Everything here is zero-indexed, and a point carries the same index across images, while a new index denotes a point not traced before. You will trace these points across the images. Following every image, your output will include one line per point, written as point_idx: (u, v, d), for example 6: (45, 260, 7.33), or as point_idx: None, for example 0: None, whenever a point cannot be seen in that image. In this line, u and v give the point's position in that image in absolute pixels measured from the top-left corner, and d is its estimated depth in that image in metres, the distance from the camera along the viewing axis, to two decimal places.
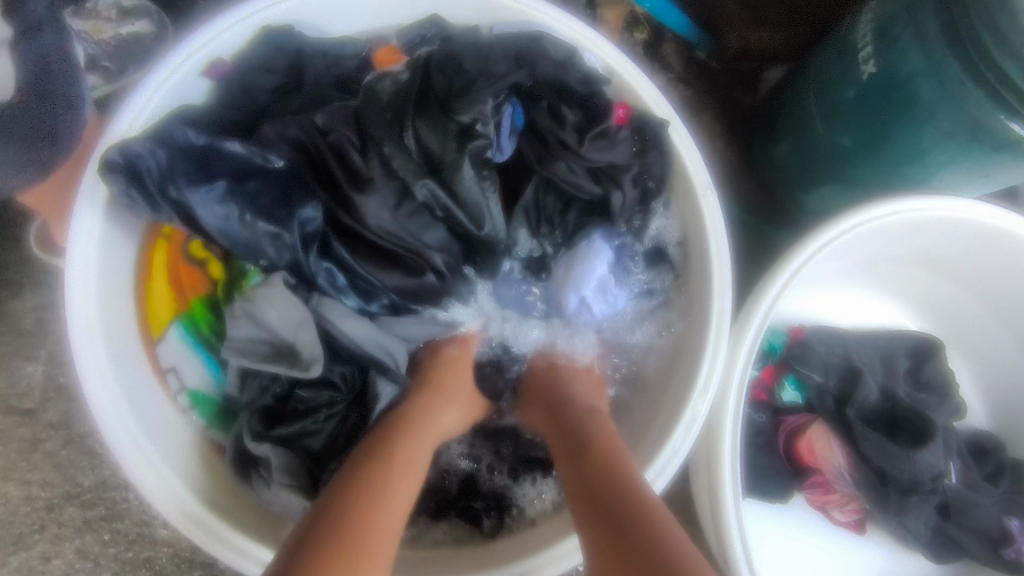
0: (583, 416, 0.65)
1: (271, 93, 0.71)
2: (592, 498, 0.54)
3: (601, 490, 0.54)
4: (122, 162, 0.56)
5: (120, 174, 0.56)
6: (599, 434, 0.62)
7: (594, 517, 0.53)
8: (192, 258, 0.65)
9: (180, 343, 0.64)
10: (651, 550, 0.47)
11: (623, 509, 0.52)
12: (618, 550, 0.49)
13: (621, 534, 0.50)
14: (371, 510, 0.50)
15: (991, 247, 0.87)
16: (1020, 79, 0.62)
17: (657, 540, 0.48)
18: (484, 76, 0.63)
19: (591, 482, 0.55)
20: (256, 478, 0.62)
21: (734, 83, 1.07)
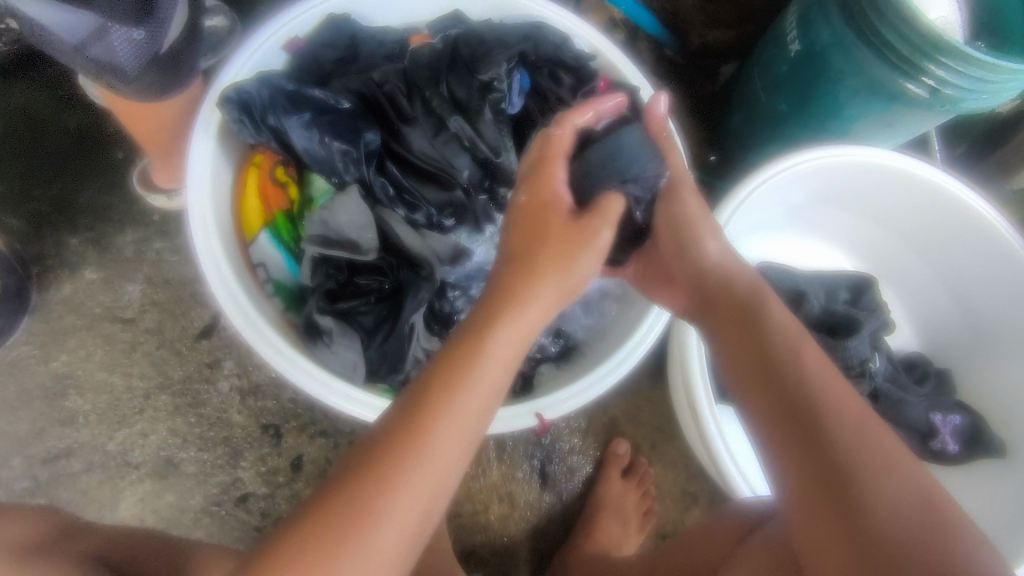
0: (713, 282, 0.71)
1: (334, 63, 0.91)
2: (767, 368, 0.60)
3: (778, 360, 0.60)
4: (235, 97, 0.75)
5: (233, 106, 0.75)
6: (785, 320, 0.64)
7: (762, 378, 0.60)
8: (277, 181, 0.84)
9: (268, 243, 0.82)
10: (837, 426, 0.54)
11: (812, 386, 0.57)
12: (797, 410, 0.56)
13: (807, 403, 0.56)
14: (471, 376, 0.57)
15: (903, 189, 1.08)
16: (897, 42, 0.84)
17: (844, 416, 0.54)
18: (499, 47, 0.85)
19: (764, 353, 0.61)
20: (319, 342, 0.76)
21: (698, 74, 1.30)
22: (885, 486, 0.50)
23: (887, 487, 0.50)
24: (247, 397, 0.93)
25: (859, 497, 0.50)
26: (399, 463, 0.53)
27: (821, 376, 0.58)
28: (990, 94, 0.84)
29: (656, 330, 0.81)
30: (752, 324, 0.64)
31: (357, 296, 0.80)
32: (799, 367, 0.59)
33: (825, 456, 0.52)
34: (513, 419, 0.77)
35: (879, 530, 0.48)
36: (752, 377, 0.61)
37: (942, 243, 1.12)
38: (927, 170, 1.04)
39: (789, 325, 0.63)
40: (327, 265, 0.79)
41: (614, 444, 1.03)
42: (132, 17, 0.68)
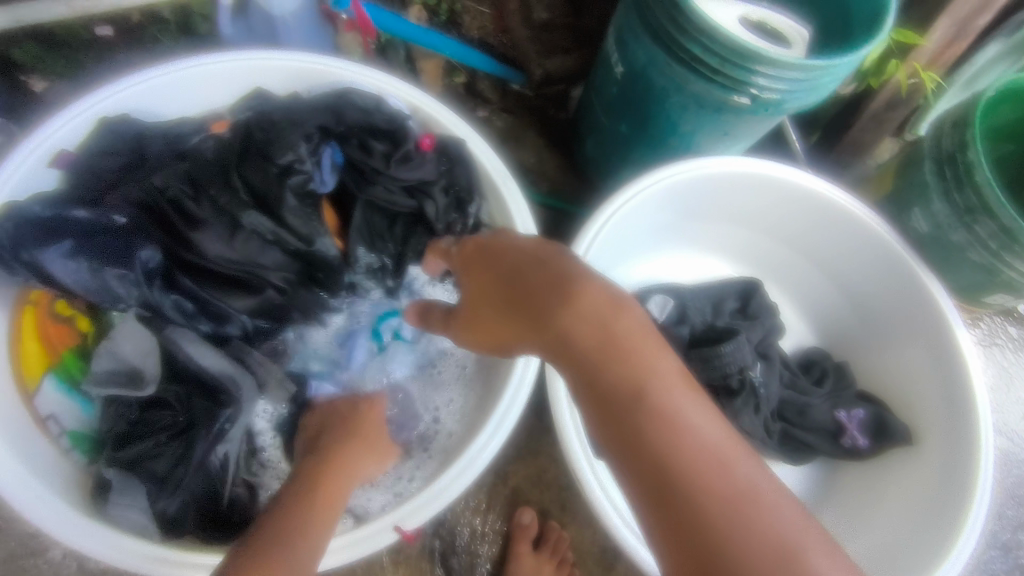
0: (529, 253, 0.54)
1: (117, 172, 0.80)
2: (614, 401, 0.46)
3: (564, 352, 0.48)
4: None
5: None
6: (597, 301, 0.48)
7: (608, 412, 0.46)
8: (60, 316, 0.73)
9: (54, 390, 0.72)
10: (688, 489, 0.42)
11: (618, 383, 0.46)
12: (645, 452, 0.44)
13: (652, 442, 0.44)
14: (278, 544, 0.56)
15: (760, 190, 1.06)
16: (705, 55, 0.81)
17: (676, 444, 0.44)
18: (292, 125, 0.78)
19: (610, 400, 0.46)
20: (110, 499, 0.67)
21: (549, 104, 1.26)
22: (747, 542, 0.41)
23: (751, 540, 0.41)
24: (85, 562, 0.81)
25: (724, 565, 0.40)
26: None
27: (662, 403, 0.45)
28: (808, 91, 0.83)
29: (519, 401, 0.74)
30: (591, 337, 0.47)
31: (148, 437, 0.70)
32: (611, 358, 0.46)
33: (672, 501, 0.43)
34: (372, 538, 0.69)
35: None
36: (597, 402, 0.47)
37: (812, 233, 1.10)
38: (778, 168, 1.02)
39: (608, 309, 0.47)
40: (121, 404, 0.72)
41: (519, 514, 0.95)
42: None
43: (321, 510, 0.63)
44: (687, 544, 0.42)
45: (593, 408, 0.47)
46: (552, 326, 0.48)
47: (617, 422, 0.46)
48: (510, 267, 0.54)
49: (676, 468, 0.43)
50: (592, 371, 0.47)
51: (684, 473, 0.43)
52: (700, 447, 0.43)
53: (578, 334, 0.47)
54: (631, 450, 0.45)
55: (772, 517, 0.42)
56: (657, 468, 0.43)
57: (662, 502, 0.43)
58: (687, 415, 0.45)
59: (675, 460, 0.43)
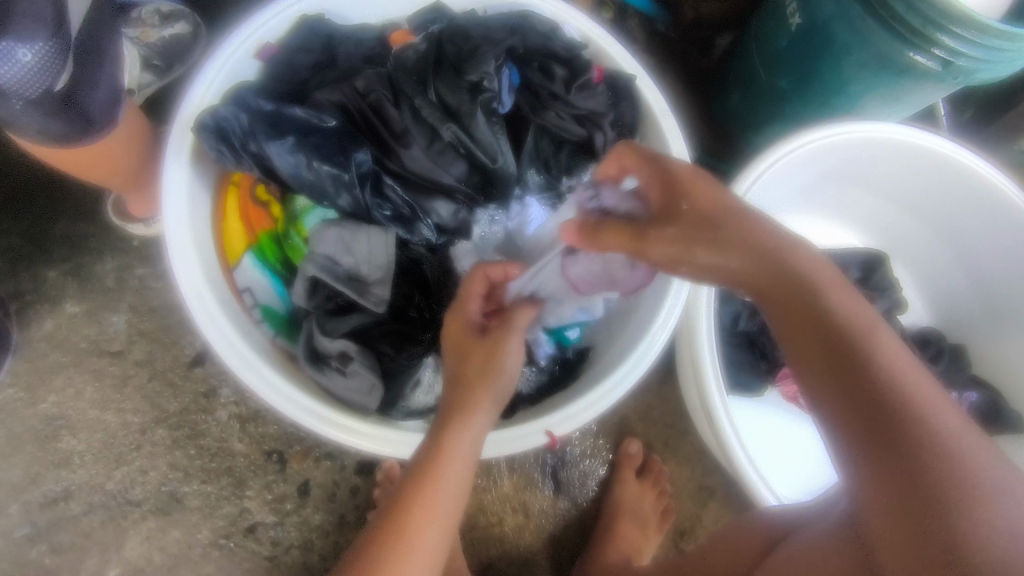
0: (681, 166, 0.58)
1: (311, 69, 0.84)
2: (740, 246, 0.53)
3: (714, 225, 0.54)
4: (212, 124, 0.71)
5: (209, 134, 0.71)
6: (732, 210, 0.56)
7: (759, 274, 0.52)
8: (258, 201, 0.80)
9: (252, 266, 0.78)
10: (889, 390, 0.45)
11: (766, 245, 0.53)
12: (786, 289, 0.51)
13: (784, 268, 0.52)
14: (431, 478, 0.59)
15: (906, 159, 1.03)
16: (907, 13, 0.79)
17: (878, 364, 0.46)
18: (487, 43, 0.79)
19: (774, 275, 0.52)
20: (323, 368, 0.75)
21: (692, 49, 1.23)
22: (910, 404, 0.45)
23: (909, 395, 0.45)
24: (247, 425, 0.90)
25: (896, 420, 0.44)
26: (416, 511, 0.58)
27: (793, 251, 0.53)
28: (1005, 65, 0.79)
29: (668, 332, 0.77)
30: (710, 215, 0.55)
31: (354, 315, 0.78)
32: (744, 229, 0.54)
33: (865, 390, 0.46)
34: (522, 439, 0.74)
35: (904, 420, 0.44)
36: (683, 239, 0.54)
37: (951, 210, 1.07)
38: (932, 138, 0.99)
39: (744, 215, 0.55)
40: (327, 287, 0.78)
41: (626, 444, 1.00)
42: (58, 45, 0.61)
43: (434, 492, 0.59)
44: (844, 367, 0.47)
45: (760, 284, 0.52)
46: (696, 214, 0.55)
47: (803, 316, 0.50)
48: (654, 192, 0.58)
49: (867, 362, 0.47)
50: (713, 233, 0.54)
51: (895, 390, 0.45)
52: (911, 376, 0.46)
53: (709, 216, 0.55)
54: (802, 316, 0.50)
55: (928, 390, 0.46)
56: (818, 320, 0.49)
57: (805, 325, 0.50)
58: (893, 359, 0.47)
59: (870, 368, 0.46)
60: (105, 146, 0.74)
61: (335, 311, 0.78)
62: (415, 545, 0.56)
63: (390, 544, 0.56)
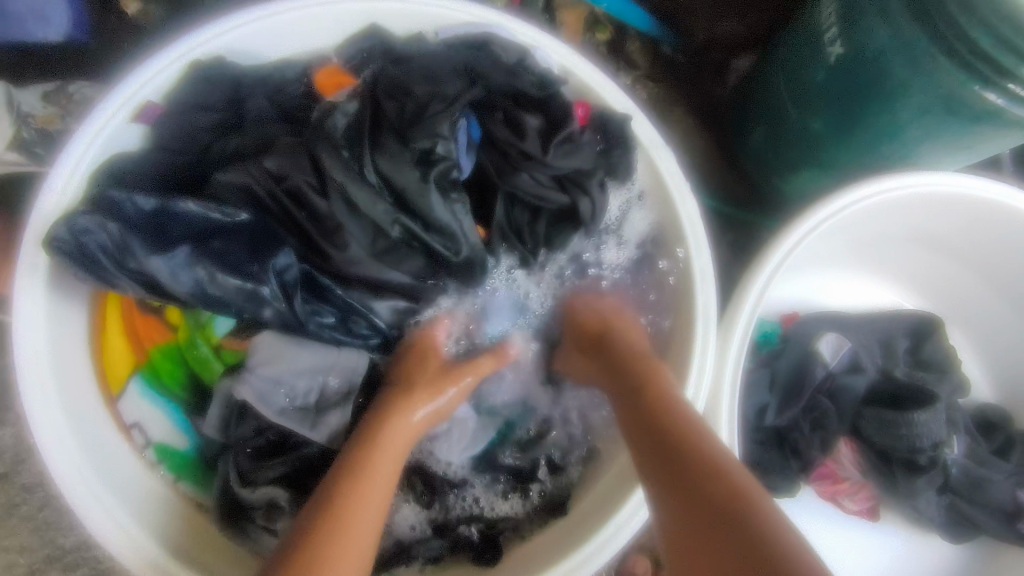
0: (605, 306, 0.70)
1: (212, 130, 0.64)
2: (624, 390, 0.59)
3: (620, 365, 0.62)
4: (70, 240, 0.52)
5: (71, 254, 0.52)
6: (633, 341, 0.64)
7: (641, 424, 0.54)
8: (149, 308, 0.62)
9: (141, 396, 0.61)
10: (714, 483, 0.46)
11: (640, 371, 0.60)
12: (652, 425, 0.53)
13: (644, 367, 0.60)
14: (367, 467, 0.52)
15: (967, 216, 0.83)
16: (994, 48, 0.60)
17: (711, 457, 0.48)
18: (437, 100, 0.59)
19: (640, 397, 0.57)
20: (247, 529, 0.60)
21: (704, 74, 1.04)
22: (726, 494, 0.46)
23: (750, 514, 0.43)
24: None
25: (734, 517, 0.43)
26: (342, 520, 0.48)
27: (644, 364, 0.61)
28: None
29: None
30: (620, 351, 0.63)
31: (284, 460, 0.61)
32: (627, 360, 0.62)
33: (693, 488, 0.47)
34: None
35: (742, 532, 0.42)
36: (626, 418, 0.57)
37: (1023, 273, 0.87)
38: (1001, 190, 0.79)
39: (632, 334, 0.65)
40: (245, 416, 0.62)
41: (631, 563, 0.84)
42: None
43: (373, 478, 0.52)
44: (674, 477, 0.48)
45: (629, 415, 0.56)
46: (611, 357, 0.63)
47: (653, 430, 0.53)
48: (603, 351, 0.65)
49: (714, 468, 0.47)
50: (620, 364, 0.62)
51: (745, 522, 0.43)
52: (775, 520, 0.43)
53: (617, 355, 0.63)
54: (653, 428, 0.53)
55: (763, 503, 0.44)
56: (676, 437, 0.51)
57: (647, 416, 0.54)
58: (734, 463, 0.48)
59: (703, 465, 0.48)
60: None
61: (270, 451, 0.62)
62: (354, 544, 0.48)
63: (312, 553, 0.46)
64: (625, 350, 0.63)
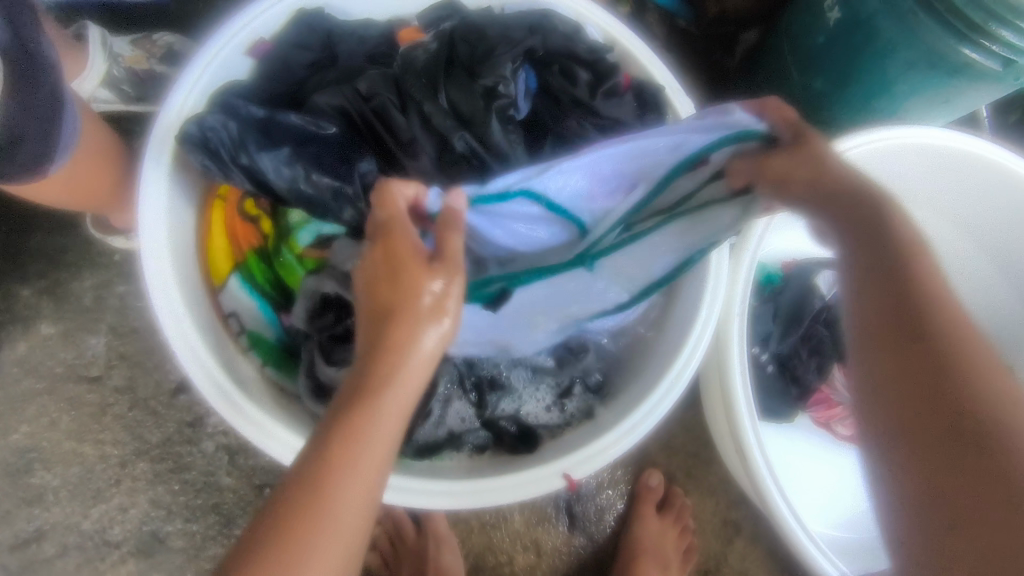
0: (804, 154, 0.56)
1: (308, 68, 0.75)
2: (880, 274, 0.52)
3: (872, 233, 0.53)
4: (197, 134, 0.64)
5: (195, 145, 0.64)
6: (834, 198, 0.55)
7: (893, 304, 0.50)
8: (246, 215, 0.73)
9: (240, 289, 0.71)
10: (986, 395, 0.44)
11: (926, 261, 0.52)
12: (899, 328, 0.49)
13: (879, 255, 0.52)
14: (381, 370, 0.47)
15: (951, 170, 0.94)
16: (964, 6, 0.71)
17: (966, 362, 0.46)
18: (504, 43, 0.71)
19: (889, 269, 0.52)
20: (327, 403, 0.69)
21: (716, 47, 1.14)
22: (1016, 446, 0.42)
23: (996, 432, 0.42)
24: (235, 457, 0.83)
25: (982, 423, 0.43)
26: (353, 435, 0.45)
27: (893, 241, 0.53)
28: None
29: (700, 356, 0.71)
30: (870, 216, 0.53)
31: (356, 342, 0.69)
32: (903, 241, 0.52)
33: (956, 392, 0.45)
34: (538, 482, 0.67)
35: (999, 446, 0.42)
36: (872, 286, 0.52)
37: (999, 226, 0.98)
38: (982, 145, 0.89)
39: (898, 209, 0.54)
40: (335, 308, 0.70)
41: (647, 476, 0.93)
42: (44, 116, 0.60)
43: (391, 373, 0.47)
44: (918, 379, 0.47)
45: (875, 285, 0.52)
46: (881, 216, 0.53)
47: (901, 315, 0.49)
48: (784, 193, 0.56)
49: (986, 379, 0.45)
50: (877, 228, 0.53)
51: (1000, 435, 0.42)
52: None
53: (877, 218, 0.53)
54: (900, 310, 0.50)
55: None
56: (920, 330, 0.48)
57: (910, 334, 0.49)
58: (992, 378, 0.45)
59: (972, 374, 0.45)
60: (72, 166, 0.68)
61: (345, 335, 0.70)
62: (366, 453, 0.45)
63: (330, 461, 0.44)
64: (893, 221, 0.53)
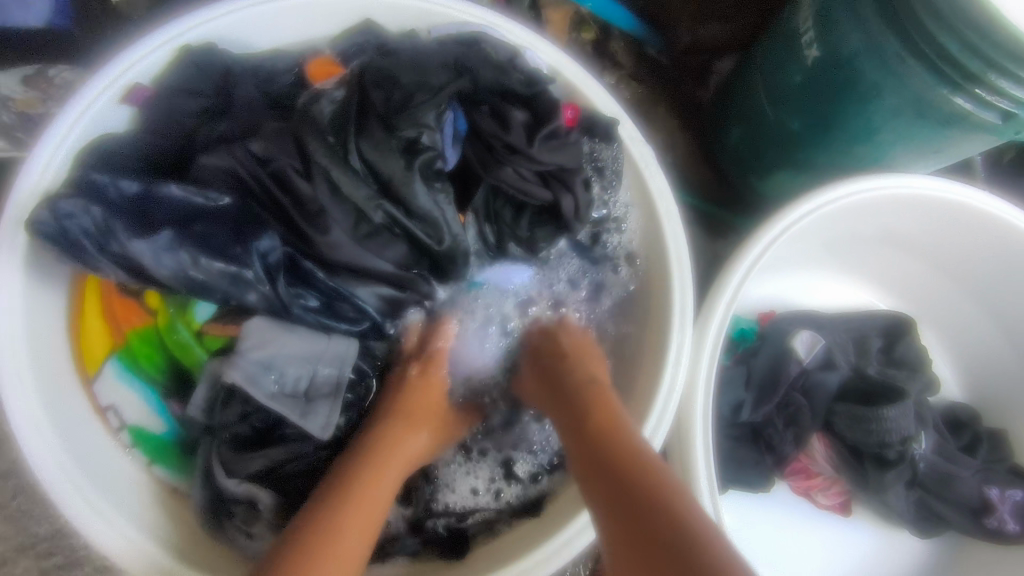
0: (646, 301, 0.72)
1: (197, 116, 0.63)
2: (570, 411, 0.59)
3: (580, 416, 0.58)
4: (52, 223, 0.52)
5: (48, 237, 0.53)
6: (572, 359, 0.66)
7: (616, 494, 0.50)
8: (125, 290, 0.62)
9: (118, 377, 0.61)
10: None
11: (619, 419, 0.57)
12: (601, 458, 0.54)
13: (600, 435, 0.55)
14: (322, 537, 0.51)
15: (935, 216, 0.86)
16: (960, 54, 0.62)
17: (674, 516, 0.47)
18: (422, 89, 0.60)
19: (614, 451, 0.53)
20: (227, 522, 0.60)
21: (687, 76, 1.05)
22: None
23: None
24: None
25: None
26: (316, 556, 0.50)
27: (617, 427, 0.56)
28: None
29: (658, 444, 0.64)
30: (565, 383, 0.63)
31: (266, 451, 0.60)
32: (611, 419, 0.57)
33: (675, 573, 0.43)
34: None
35: None
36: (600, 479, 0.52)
37: (987, 271, 0.90)
38: (962, 192, 0.82)
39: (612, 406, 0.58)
40: (240, 402, 0.60)
41: None
42: None
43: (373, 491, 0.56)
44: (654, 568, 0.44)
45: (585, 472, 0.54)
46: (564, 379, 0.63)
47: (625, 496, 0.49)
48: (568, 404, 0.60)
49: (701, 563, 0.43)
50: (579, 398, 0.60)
51: None
52: None
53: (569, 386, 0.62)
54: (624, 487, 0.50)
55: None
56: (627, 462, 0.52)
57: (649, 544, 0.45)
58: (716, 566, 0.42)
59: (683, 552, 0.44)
60: None
61: (253, 440, 0.61)
62: None
63: None
64: (581, 386, 0.62)
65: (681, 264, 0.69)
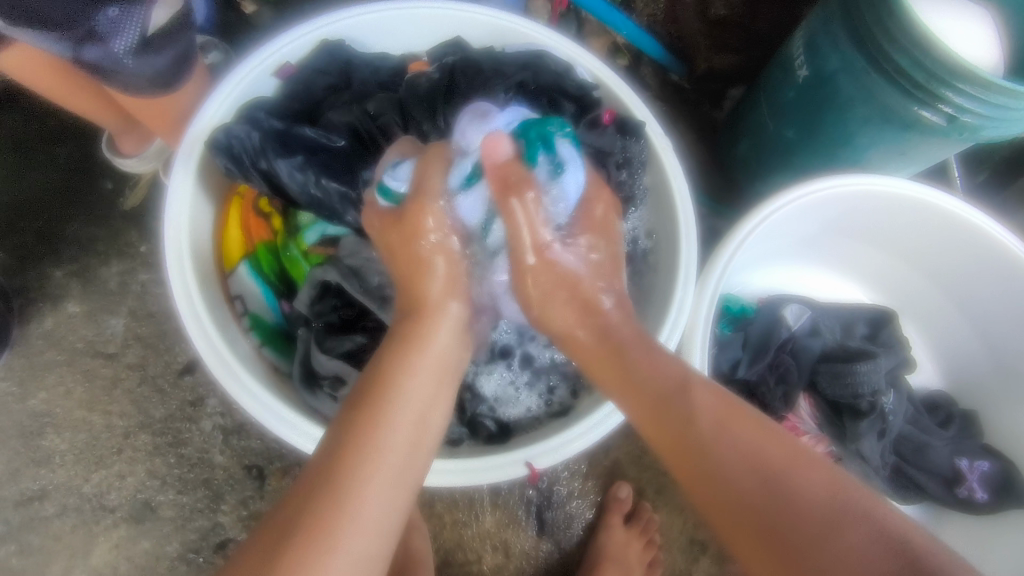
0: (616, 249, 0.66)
1: (326, 90, 0.85)
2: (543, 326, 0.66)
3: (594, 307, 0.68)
4: (224, 140, 0.74)
5: (222, 150, 0.74)
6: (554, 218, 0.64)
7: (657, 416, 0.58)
8: (260, 212, 0.83)
9: (247, 276, 0.80)
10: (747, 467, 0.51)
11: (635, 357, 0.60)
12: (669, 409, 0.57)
13: (668, 401, 0.57)
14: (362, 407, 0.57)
15: (907, 213, 1.00)
16: (910, 68, 0.79)
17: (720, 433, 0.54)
18: (497, 76, 0.81)
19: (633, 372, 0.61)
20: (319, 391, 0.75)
21: (704, 99, 1.24)
22: (835, 544, 0.45)
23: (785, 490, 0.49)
24: (230, 437, 0.89)
25: (746, 489, 0.50)
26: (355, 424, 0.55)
27: (687, 396, 0.57)
28: (1012, 122, 0.78)
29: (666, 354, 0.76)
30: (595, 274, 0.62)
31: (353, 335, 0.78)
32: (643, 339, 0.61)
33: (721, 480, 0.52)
34: (503, 467, 0.72)
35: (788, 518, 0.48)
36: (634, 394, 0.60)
37: (954, 267, 1.04)
38: (929, 194, 0.96)
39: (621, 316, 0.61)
40: (333, 296, 0.79)
41: (617, 487, 0.97)
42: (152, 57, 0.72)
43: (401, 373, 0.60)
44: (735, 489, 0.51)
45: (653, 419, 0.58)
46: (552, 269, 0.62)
47: (666, 419, 0.57)
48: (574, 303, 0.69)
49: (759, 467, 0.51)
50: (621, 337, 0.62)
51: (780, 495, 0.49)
52: (805, 504, 0.48)
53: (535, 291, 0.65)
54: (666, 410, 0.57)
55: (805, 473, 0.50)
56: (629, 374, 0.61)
57: (690, 464, 0.55)
58: (798, 486, 0.49)
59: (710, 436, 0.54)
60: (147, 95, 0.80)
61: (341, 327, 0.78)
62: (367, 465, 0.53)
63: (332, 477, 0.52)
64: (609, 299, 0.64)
65: (688, 228, 0.82)
